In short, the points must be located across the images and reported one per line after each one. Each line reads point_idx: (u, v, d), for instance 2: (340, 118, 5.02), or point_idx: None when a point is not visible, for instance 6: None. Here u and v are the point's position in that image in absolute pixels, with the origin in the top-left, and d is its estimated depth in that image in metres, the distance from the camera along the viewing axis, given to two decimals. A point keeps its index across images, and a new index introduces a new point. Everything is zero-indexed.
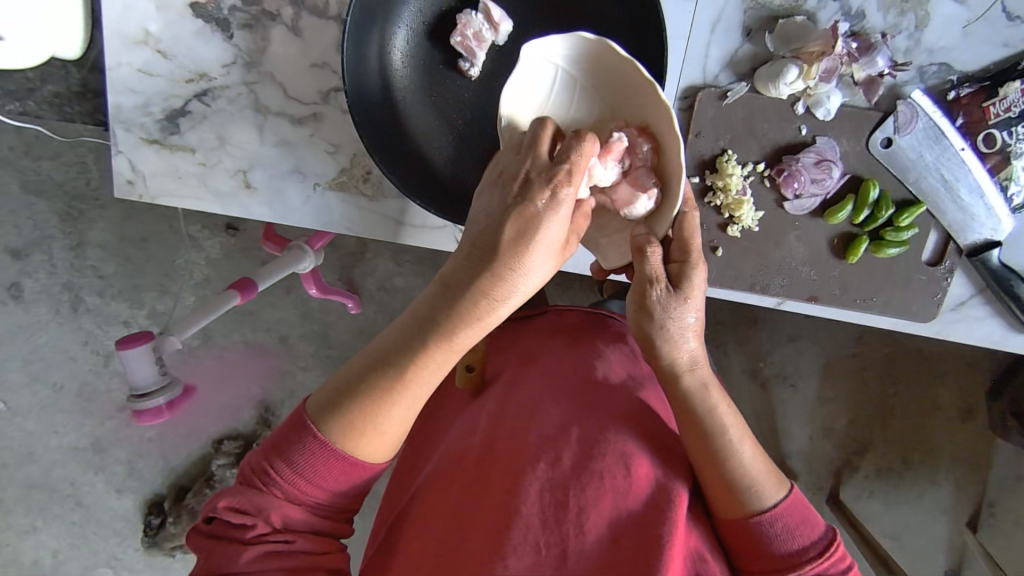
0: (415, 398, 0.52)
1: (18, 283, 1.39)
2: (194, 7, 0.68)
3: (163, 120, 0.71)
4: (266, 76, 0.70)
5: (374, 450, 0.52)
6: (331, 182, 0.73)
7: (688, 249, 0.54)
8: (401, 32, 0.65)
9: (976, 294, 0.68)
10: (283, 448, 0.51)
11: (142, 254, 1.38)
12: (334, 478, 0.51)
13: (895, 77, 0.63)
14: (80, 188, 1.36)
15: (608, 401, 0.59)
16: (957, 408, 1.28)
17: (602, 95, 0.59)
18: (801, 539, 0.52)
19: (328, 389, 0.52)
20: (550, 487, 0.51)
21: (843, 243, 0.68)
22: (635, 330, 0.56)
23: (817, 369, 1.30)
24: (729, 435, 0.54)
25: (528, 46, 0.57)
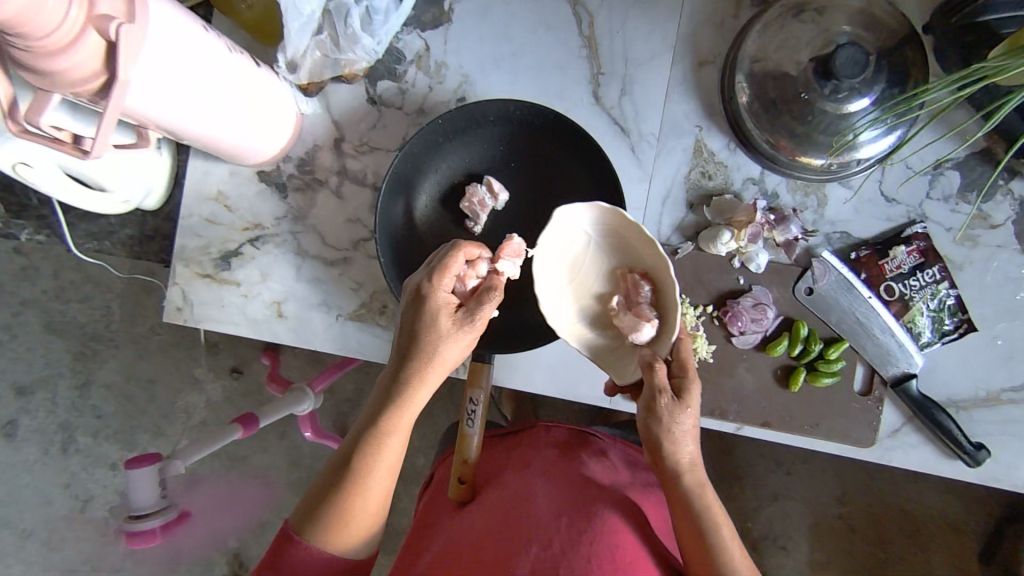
0: (374, 487, 0.61)
1: (13, 420, 1.44)
2: (261, 174, 0.86)
3: (217, 259, 0.86)
4: (309, 227, 0.86)
5: (355, 538, 0.61)
6: (351, 313, 0.86)
7: (685, 366, 0.65)
8: (422, 198, 0.82)
9: (906, 422, 0.79)
10: (274, 559, 0.60)
11: (145, 393, 1.45)
12: (319, 570, 0.60)
13: (808, 241, 0.81)
14: (101, 328, 1.44)
15: (590, 499, 0.69)
16: (955, 573, 1.31)
17: (609, 246, 0.71)
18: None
19: (304, 501, 0.62)
20: (542, 571, 0.61)
21: (785, 373, 0.80)
22: (643, 430, 0.65)
23: (806, 529, 1.34)
24: (719, 531, 0.63)
25: (558, 211, 0.70)
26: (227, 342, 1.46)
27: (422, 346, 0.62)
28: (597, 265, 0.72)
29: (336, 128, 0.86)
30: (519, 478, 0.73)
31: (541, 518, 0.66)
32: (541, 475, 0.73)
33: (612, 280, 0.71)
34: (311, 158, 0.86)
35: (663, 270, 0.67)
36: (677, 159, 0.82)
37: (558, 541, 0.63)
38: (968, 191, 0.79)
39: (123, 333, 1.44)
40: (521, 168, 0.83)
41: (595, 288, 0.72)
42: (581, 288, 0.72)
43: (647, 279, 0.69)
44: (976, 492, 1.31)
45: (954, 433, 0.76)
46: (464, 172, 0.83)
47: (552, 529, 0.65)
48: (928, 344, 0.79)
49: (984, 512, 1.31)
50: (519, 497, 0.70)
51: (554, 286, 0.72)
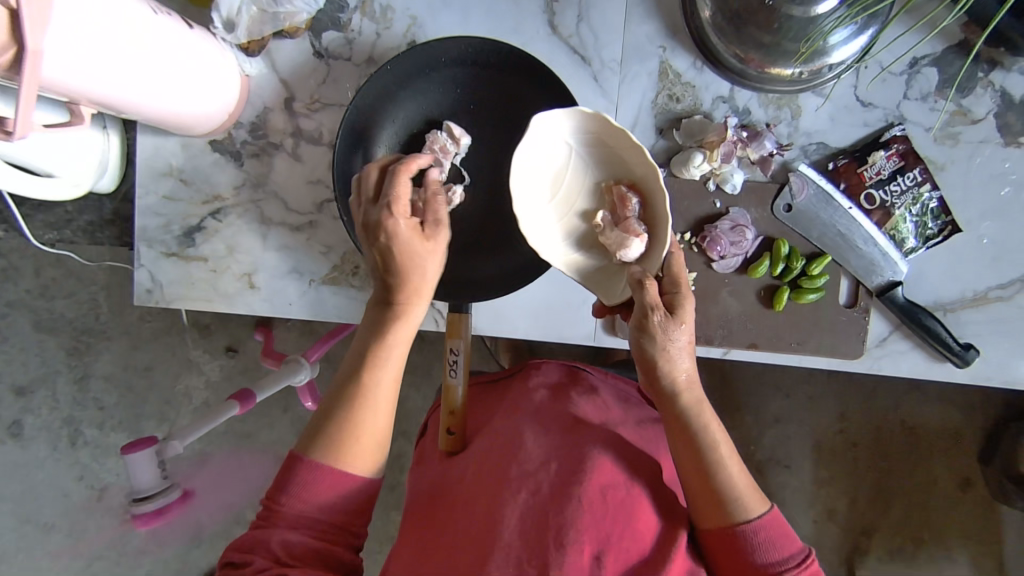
0: (378, 403, 0.62)
1: (16, 420, 1.44)
2: (214, 144, 0.83)
3: (181, 236, 0.84)
4: (270, 193, 0.83)
5: (361, 456, 0.61)
6: (324, 278, 0.84)
7: (679, 281, 0.64)
8: (381, 150, 0.79)
9: (894, 331, 0.79)
10: (278, 487, 0.59)
11: (144, 382, 1.45)
12: (325, 492, 0.59)
13: (784, 156, 0.78)
14: (89, 322, 1.43)
15: (577, 440, 0.68)
16: (956, 477, 1.34)
17: (595, 158, 0.69)
18: (783, 551, 0.60)
19: (310, 427, 0.61)
20: (531, 514, 0.60)
21: (769, 294, 0.78)
22: (638, 351, 0.64)
23: (807, 448, 1.36)
24: (717, 452, 0.63)
25: (538, 116, 0.65)
26: (218, 322, 1.45)
27: (403, 274, 0.63)
28: (581, 179, 0.69)
29: (285, 87, 0.82)
30: (506, 425, 0.72)
31: (529, 463, 0.65)
32: (531, 416, 0.72)
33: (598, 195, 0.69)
34: (264, 121, 0.82)
35: (653, 184, 0.66)
36: (642, 84, 0.79)
37: (547, 483, 0.62)
38: (946, 87, 0.76)
39: (113, 324, 1.43)
40: (482, 110, 0.79)
41: (578, 203, 0.70)
42: (566, 202, 0.70)
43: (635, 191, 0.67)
44: (974, 398, 1.32)
45: (942, 336, 0.75)
46: (422, 119, 0.79)
47: (540, 473, 0.64)
48: (912, 250, 0.77)
49: (982, 417, 1.33)
50: (507, 442, 0.68)
51: (537, 203, 0.70)
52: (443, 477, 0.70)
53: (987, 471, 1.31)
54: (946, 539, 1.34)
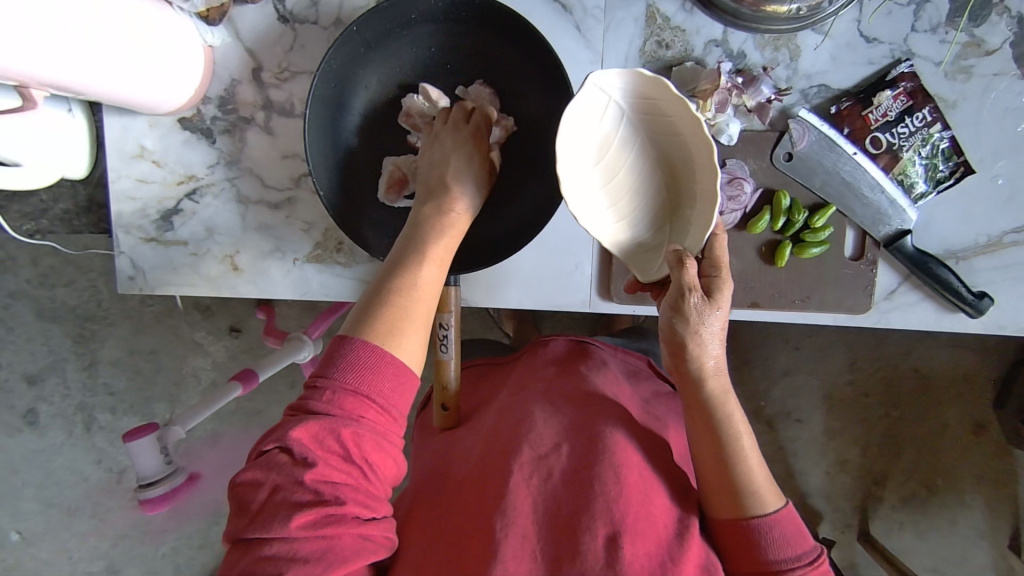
0: (427, 294, 0.60)
1: (30, 409, 1.45)
2: (183, 121, 0.79)
3: (158, 220, 0.81)
4: (245, 170, 0.80)
5: (409, 342, 0.57)
6: (308, 256, 0.81)
7: (720, 265, 0.60)
8: (353, 117, 0.74)
9: (903, 282, 0.75)
10: (341, 368, 0.53)
11: (151, 366, 1.45)
12: (392, 389, 0.54)
13: (783, 101, 0.73)
14: (90, 309, 1.42)
15: (591, 419, 0.66)
16: (971, 423, 1.31)
17: (643, 121, 0.63)
18: (796, 550, 0.56)
19: (355, 316, 0.57)
20: (542, 504, 0.59)
21: (770, 250, 0.75)
22: (667, 331, 0.61)
23: (819, 401, 1.34)
24: (741, 441, 0.59)
25: (589, 75, 0.60)
26: (219, 303, 1.44)
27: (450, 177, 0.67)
28: (631, 145, 0.64)
29: (251, 57, 0.78)
30: (514, 404, 0.70)
31: (540, 447, 0.62)
32: (540, 394, 0.70)
33: (646, 165, 0.65)
34: (232, 95, 0.78)
35: (700, 154, 0.60)
36: (628, 31, 0.73)
37: (559, 469, 0.61)
38: (957, 17, 0.70)
39: (115, 310, 1.42)
40: (459, 70, 0.75)
41: (626, 170, 0.65)
42: (612, 169, 0.65)
43: (687, 160, 0.63)
44: (987, 342, 1.29)
45: (953, 284, 0.71)
46: (394, 84, 0.75)
47: (551, 457, 0.62)
48: (922, 196, 0.73)
49: (998, 360, 1.29)
50: (515, 421, 0.66)
51: (582, 172, 0.64)
52: (449, 455, 0.69)
53: (1003, 415, 1.29)
54: (961, 484, 1.33)
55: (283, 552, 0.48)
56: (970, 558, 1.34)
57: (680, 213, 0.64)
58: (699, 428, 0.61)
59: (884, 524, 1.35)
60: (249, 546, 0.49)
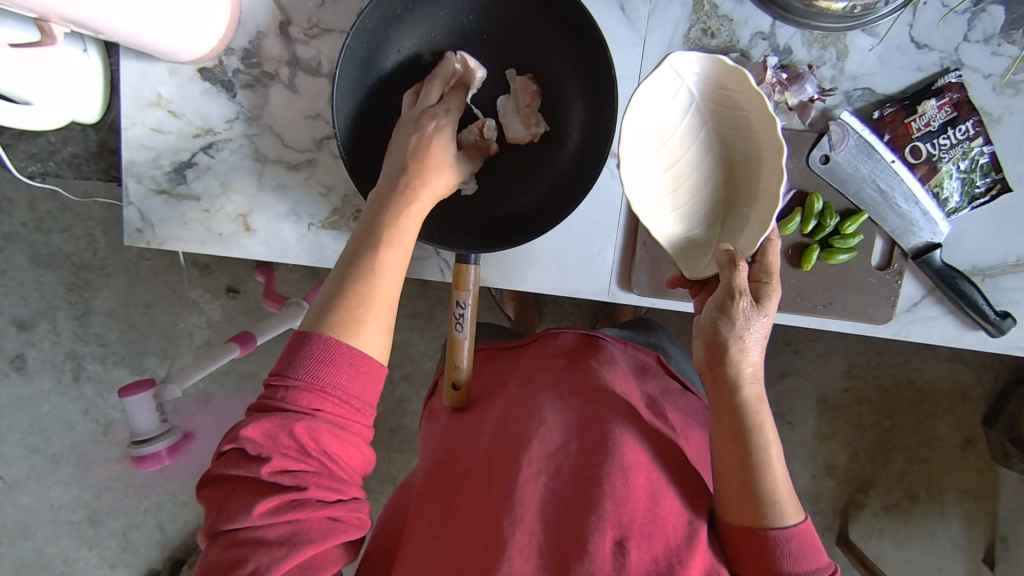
0: (391, 277, 0.58)
1: (18, 354, 1.43)
2: (203, 72, 0.76)
3: (171, 171, 0.78)
4: (265, 128, 0.77)
5: (372, 331, 0.55)
6: (324, 221, 0.79)
7: (771, 270, 0.59)
8: (384, 82, 0.71)
9: (927, 295, 0.74)
10: (292, 364, 0.52)
11: (146, 320, 1.42)
12: (353, 379, 0.53)
13: (825, 101, 0.71)
14: (86, 257, 1.39)
15: (601, 415, 0.65)
16: (961, 439, 1.33)
17: (713, 112, 0.62)
18: (809, 564, 0.56)
19: (315, 305, 0.55)
20: (549, 499, 0.58)
21: (797, 252, 0.74)
22: (709, 331, 0.59)
23: (814, 406, 1.35)
24: (768, 453, 0.59)
25: (668, 56, 0.58)
26: (219, 262, 1.41)
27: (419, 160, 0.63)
28: (694, 134, 0.64)
29: (280, 9, 0.74)
30: (523, 395, 0.69)
31: (549, 443, 0.61)
32: (550, 386, 0.69)
33: (707, 158, 0.64)
34: (257, 48, 0.75)
35: (766, 153, 0.60)
36: (674, 15, 0.71)
37: (567, 465, 0.60)
38: (1012, 29, 0.69)
39: (112, 260, 1.39)
40: (498, 42, 0.72)
41: (687, 158, 0.65)
42: (673, 157, 0.65)
43: (751, 158, 0.62)
44: (987, 359, 1.29)
45: (978, 302, 0.71)
46: (428, 51, 0.72)
47: (560, 454, 0.61)
48: (955, 210, 0.71)
49: (994, 379, 1.30)
50: (526, 412, 0.65)
51: (642, 155, 0.64)
52: (456, 440, 0.68)
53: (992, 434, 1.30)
54: (944, 497, 1.34)
55: (248, 537, 0.49)
56: (945, 570, 1.36)
57: (733, 212, 0.64)
58: (722, 432, 0.60)
59: (863, 530, 1.37)
60: (217, 539, 0.50)
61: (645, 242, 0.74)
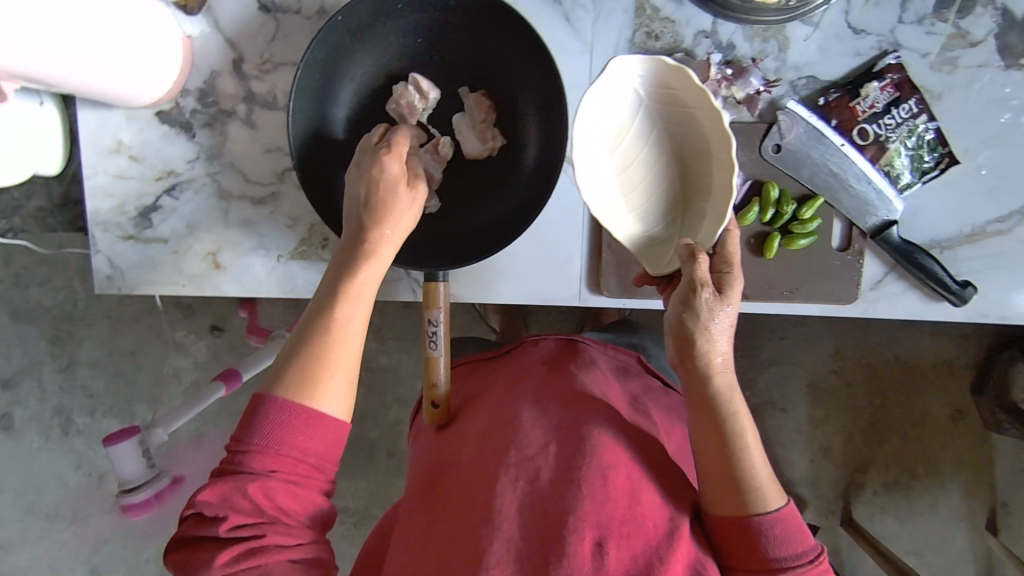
0: (348, 337, 0.58)
1: (5, 411, 1.41)
2: (161, 115, 0.76)
3: (137, 217, 0.79)
4: (227, 165, 0.78)
5: (331, 392, 0.55)
6: (293, 252, 0.79)
7: (730, 260, 0.61)
8: (341, 109, 0.72)
9: (889, 272, 0.76)
10: (249, 425, 0.53)
11: (131, 367, 1.41)
12: (308, 440, 0.54)
13: (772, 92, 0.73)
14: (68, 308, 1.39)
15: (579, 418, 0.65)
16: (952, 410, 1.34)
17: (662, 113, 0.64)
18: (796, 548, 0.57)
19: (272, 368, 0.56)
20: (528, 505, 0.58)
21: (759, 242, 0.75)
22: (675, 325, 0.60)
23: (804, 391, 1.36)
24: (745, 441, 0.59)
25: (612, 61, 0.60)
26: (202, 302, 1.41)
27: (368, 209, 0.61)
28: (646, 136, 0.65)
29: (232, 47, 0.75)
30: (501, 406, 0.69)
31: (527, 449, 0.61)
32: (529, 395, 0.69)
33: (661, 157, 0.65)
34: (212, 86, 0.76)
35: (717, 148, 0.61)
36: (618, 22, 0.73)
37: (546, 470, 0.60)
38: (944, 8, 0.71)
39: (94, 309, 1.39)
40: (449, 60, 0.73)
41: (640, 160, 0.66)
42: (626, 158, 0.66)
43: (701, 155, 0.63)
44: (967, 330, 1.32)
45: (938, 274, 0.72)
46: (382, 75, 0.73)
47: (538, 458, 0.61)
48: (908, 186, 0.73)
49: (978, 349, 1.32)
50: (503, 423, 0.65)
51: (597, 160, 0.65)
52: (441, 455, 0.68)
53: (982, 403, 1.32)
54: (942, 469, 1.35)
55: None
56: (950, 542, 1.36)
57: (692, 205, 0.65)
58: (700, 426, 0.61)
59: (866, 509, 1.37)
60: None
61: (610, 245, 0.75)
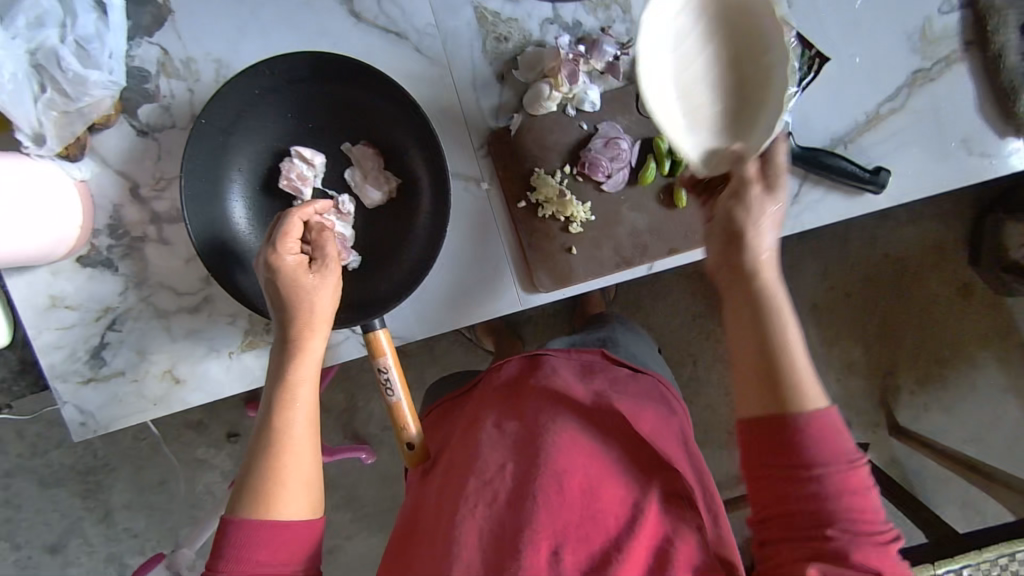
0: (296, 438, 0.60)
1: (63, 574, 1.45)
2: (81, 260, 0.79)
3: (90, 358, 0.81)
4: (156, 285, 0.80)
5: (289, 498, 0.58)
6: (242, 345, 0.81)
7: (772, 164, 0.59)
8: (237, 202, 0.74)
9: (803, 182, 0.76)
10: (214, 555, 0.56)
11: (164, 497, 1.43)
12: (265, 554, 0.56)
13: (629, 54, 0.75)
14: (89, 461, 1.42)
15: (532, 433, 0.66)
16: (957, 287, 1.32)
17: (720, 19, 0.63)
18: (834, 448, 0.53)
19: (233, 486, 0.59)
20: (493, 531, 0.61)
21: (667, 195, 0.76)
22: (726, 218, 0.60)
23: (808, 313, 1.33)
24: (789, 336, 0.57)
25: None
26: (209, 415, 1.43)
27: (286, 309, 0.63)
28: (705, 42, 0.63)
29: (125, 178, 0.79)
30: (465, 436, 0.70)
31: (485, 474, 0.64)
32: (489, 418, 0.70)
33: (725, 62, 0.63)
34: (119, 219, 0.79)
35: (768, 46, 0.61)
36: (465, 37, 0.75)
37: (505, 490, 0.63)
38: None
39: (112, 454, 1.42)
40: (322, 125, 0.75)
41: (699, 68, 0.63)
42: (682, 73, 0.63)
43: (748, 59, 0.62)
44: (943, 205, 1.30)
45: (846, 168, 0.73)
46: (266, 159, 0.75)
47: (497, 481, 0.63)
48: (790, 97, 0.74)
49: (959, 218, 1.30)
50: (464, 456, 0.67)
51: (660, 72, 0.62)
52: (419, 497, 0.70)
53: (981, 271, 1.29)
54: (966, 348, 1.33)
55: None
56: (1001, 415, 1.34)
57: (746, 112, 0.63)
58: (747, 332, 0.57)
59: (909, 411, 1.35)
60: None
61: (529, 243, 0.76)
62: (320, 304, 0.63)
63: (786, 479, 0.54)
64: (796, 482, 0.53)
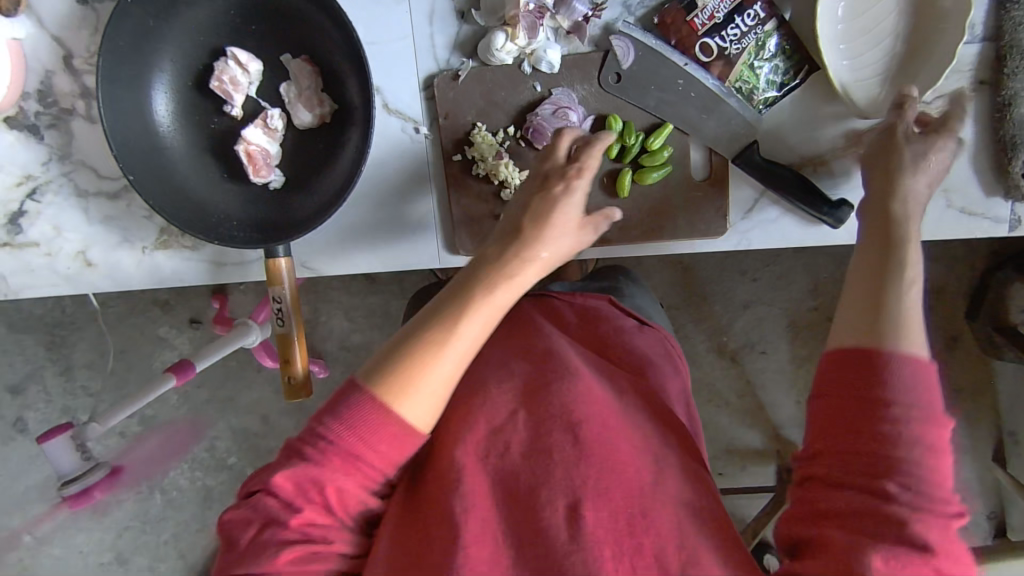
0: (456, 352, 0.54)
1: (17, 417, 1.42)
2: (8, 121, 0.77)
3: (5, 223, 0.79)
4: (79, 164, 0.78)
5: (416, 400, 0.52)
6: (156, 243, 0.80)
7: (948, 119, 0.60)
8: (160, 94, 0.70)
9: (763, 196, 0.69)
10: (334, 407, 0.52)
11: (123, 365, 1.41)
12: (384, 442, 0.51)
13: (601, 17, 0.67)
14: (58, 317, 1.40)
15: (545, 377, 0.58)
16: (945, 338, 1.22)
17: None
18: (926, 404, 0.46)
19: (374, 358, 0.54)
20: (502, 481, 0.53)
21: (612, 180, 0.69)
22: (875, 150, 0.60)
23: (784, 332, 1.27)
24: (910, 267, 0.52)
25: None
26: (178, 296, 1.39)
27: (528, 236, 0.58)
28: None
29: (60, 44, 0.75)
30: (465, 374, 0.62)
31: (494, 418, 0.56)
32: (494, 358, 0.63)
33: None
34: (49, 86, 0.76)
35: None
36: None
37: (518, 439, 0.54)
38: None
39: (80, 314, 1.40)
40: (263, 30, 0.70)
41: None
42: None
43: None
44: (959, 247, 1.18)
45: (806, 195, 0.65)
46: (199, 55, 0.71)
47: (507, 427, 0.55)
48: (767, 100, 0.67)
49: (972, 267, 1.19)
50: (466, 394, 0.59)
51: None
52: None
53: (979, 328, 1.19)
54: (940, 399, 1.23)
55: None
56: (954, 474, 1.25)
57: (907, 64, 0.65)
58: (870, 251, 0.54)
59: None
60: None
61: (457, 201, 0.72)
62: (547, 250, 0.58)
63: (865, 411, 0.46)
64: (879, 419, 0.46)
